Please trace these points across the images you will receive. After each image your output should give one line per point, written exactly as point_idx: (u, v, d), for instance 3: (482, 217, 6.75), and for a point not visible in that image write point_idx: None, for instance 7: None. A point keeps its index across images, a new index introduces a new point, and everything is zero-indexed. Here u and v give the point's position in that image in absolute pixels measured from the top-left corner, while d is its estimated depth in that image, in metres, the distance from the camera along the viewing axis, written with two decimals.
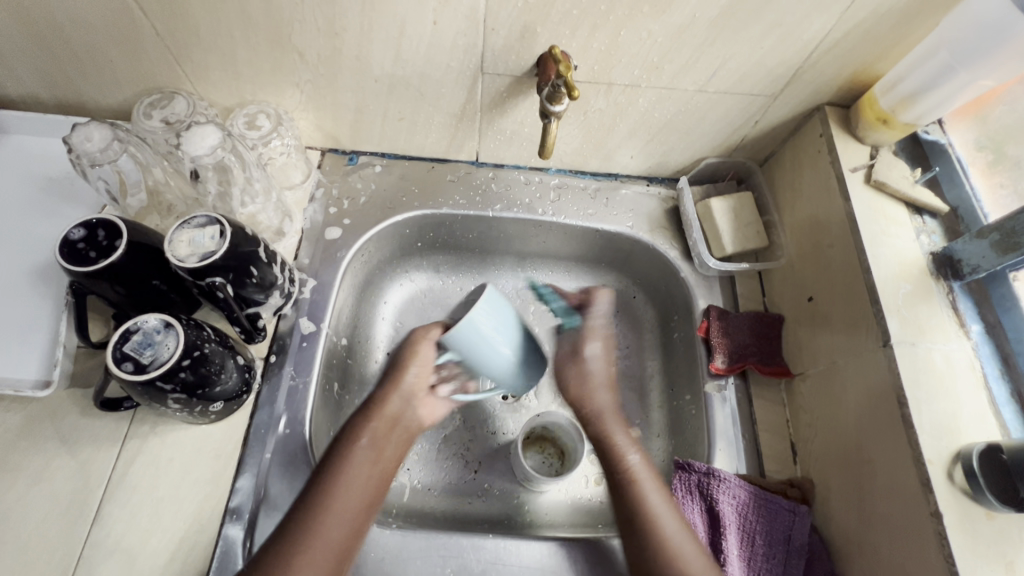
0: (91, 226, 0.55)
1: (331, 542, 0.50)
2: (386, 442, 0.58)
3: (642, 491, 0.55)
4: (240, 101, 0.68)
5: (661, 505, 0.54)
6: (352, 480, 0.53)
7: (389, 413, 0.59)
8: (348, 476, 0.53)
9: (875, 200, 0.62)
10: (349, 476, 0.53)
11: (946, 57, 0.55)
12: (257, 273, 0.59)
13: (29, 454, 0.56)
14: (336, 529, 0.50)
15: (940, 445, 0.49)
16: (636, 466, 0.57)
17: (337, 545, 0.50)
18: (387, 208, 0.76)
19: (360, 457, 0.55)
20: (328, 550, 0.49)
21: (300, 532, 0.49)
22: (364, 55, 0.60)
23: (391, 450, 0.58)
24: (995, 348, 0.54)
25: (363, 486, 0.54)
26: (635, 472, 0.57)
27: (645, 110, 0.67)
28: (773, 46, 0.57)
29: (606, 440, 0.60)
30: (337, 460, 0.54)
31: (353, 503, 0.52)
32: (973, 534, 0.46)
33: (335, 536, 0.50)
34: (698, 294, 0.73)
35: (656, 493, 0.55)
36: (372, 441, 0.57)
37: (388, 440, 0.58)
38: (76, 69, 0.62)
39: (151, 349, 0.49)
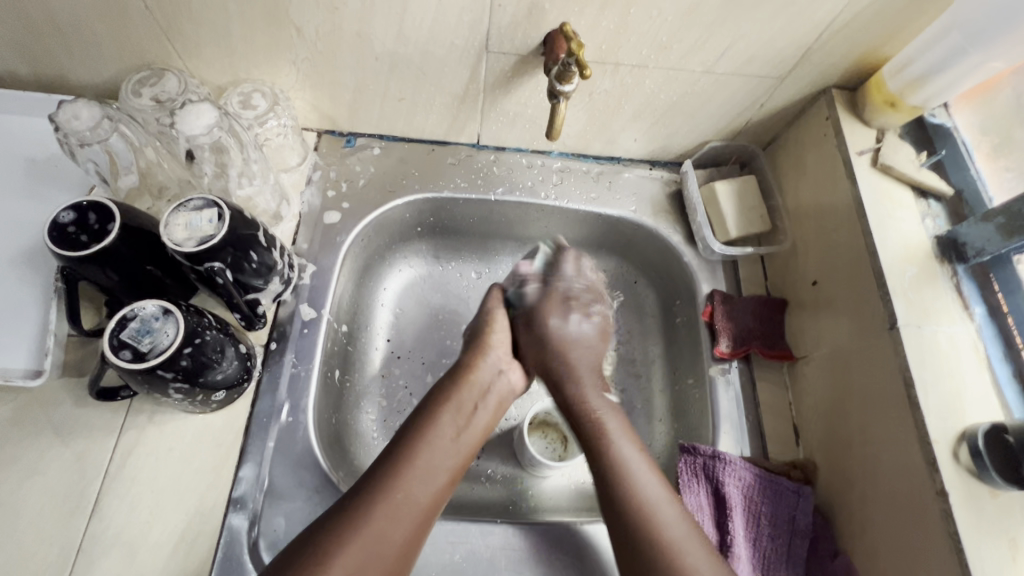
0: (81, 208, 0.52)
1: (416, 502, 0.50)
2: (474, 410, 0.59)
3: (641, 492, 0.52)
4: (233, 79, 0.65)
5: (669, 504, 0.52)
6: (439, 445, 0.54)
7: (480, 379, 0.60)
8: (436, 441, 0.54)
9: (881, 184, 0.62)
10: (436, 440, 0.54)
11: (957, 39, 0.54)
12: (257, 257, 0.57)
13: (23, 445, 0.55)
14: (421, 491, 0.50)
15: (946, 425, 0.50)
16: (631, 465, 0.55)
17: (420, 508, 0.50)
18: (387, 191, 0.74)
19: (450, 423, 0.56)
20: (412, 510, 0.49)
21: (386, 488, 0.49)
22: (365, 31, 0.58)
23: (482, 418, 0.59)
24: (998, 329, 0.55)
25: (449, 452, 0.54)
26: (631, 464, 0.55)
27: (652, 91, 0.66)
28: (785, 27, 0.56)
29: (602, 441, 0.57)
30: (427, 423, 0.55)
31: (440, 469, 0.53)
32: (978, 511, 0.47)
33: (420, 497, 0.50)
34: (701, 278, 0.73)
35: (659, 494, 0.53)
36: (460, 408, 0.57)
37: (477, 409, 0.58)
38: (58, 43, 0.59)
39: (150, 336, 0.48)
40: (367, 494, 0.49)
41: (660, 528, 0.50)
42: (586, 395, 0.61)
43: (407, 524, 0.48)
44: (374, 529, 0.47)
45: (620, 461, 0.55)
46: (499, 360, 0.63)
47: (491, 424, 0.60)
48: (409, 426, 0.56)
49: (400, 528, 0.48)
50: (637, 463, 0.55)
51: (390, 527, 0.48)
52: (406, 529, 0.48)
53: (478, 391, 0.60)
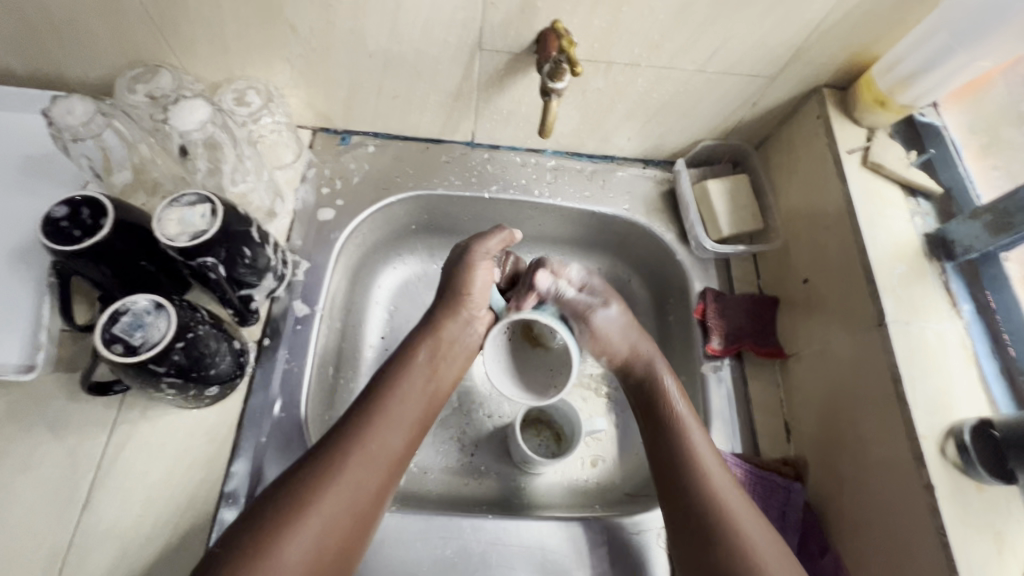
0: (75, 204, 0.53)
1: (388, 449, 0.53)
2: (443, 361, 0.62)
3: (703, 466, 0.54)
4: (227, 76, 0.65)
5: (718, 472, 0.54)
6: (408, 396, 0.57)
7: (449, 332, 0.63)
8: (405, 392, 0.57)
9: (870, 182, 0.62)
10: (406, 392, 0.57)
11: (945, 38, 0.55)
12: (250, 253, 0.57)
13: (15, 439, 0.55)
14: (390, 439, 0.53)
15: (934, 421, 0.50)
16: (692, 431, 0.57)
17: (392, 453, 0.53)
18: (381, 189, 0.74)
19: (420, 373, 0.59)
20: (384, 458, 0.52)
21: (358, 436, 0.52)
22: (358, 28, 0.59)
23: (449, 372, 0.62)
24: (986, 326, 0.55)
25: (417, 402, 0.57)
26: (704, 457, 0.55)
27: (644, 90, 0.67)
28: (775, 26, 0.57)
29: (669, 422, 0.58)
30: (395, 374, 0.58)
31: (407, 420, 0.56)
32: (963, 505, 0.47)
33: (392, 444, 0.53)
34: (694, 276, 0.73)
35: (722, 477, 0.54)
36: (427, 361, 0.61)
37: (445, 360, 0.62)
38: (53, 39, 0.59)
39: (142, 330, 0.48)
40: (337, 443, 0.51)
41: (718, 500, 0.52)
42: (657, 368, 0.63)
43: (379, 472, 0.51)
44: (352, 474, 0.49)
45: (682, 440, 0.56)
46: (471, 316, 0.65)
47: (456, 374, 0.64)
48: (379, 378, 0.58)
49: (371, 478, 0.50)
50: (709, 458, 0.55)
51: (365, 475, 0.50)
52: (379, 477, 0.51)
53: (446, 346, 0.63)
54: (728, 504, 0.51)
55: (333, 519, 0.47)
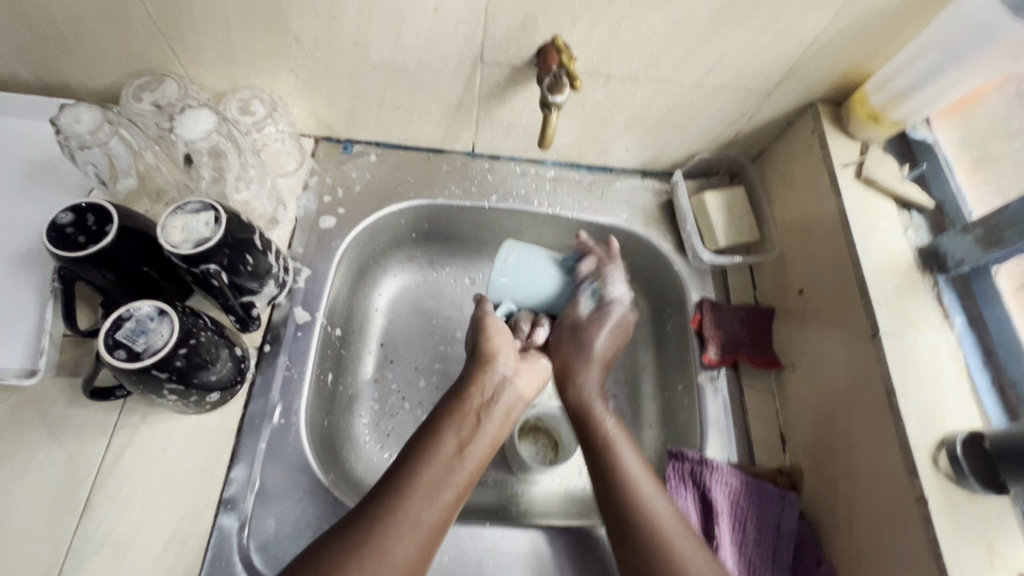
0: (80, 210, 0.53)
1: (425, 519, 0.49)
2: (483, 419, 0.58)
3: (637, 489, 0.55)
4: (232, 86, 0.66)
5: (659, 504, 0.55)
6: (443, 460, 0.53)
7: (485, 388, 0.60)
8: (440, 456, 0.53)
9: (864, 196, 0.63)
10: (439, 456, 0.53)
11: (935, 56, 0.56)
12: (252, 260, 0.58)
13: (15, 443, 0.55)
14: (423, 510, 0.49)
15: (926, 432, 0.51)
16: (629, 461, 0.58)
17: (425, 527, 0.49)
18: (382, 198, 0.75)
19: (455, 437, 0.55)
20: (420, 528, 0.49)
21: (387, 509, 0.49)
22: (362, 40, 0.60)
23: (487, 431, 0.58)
24: (977, 339, 0.56)
25: (454, 467, 0.53)
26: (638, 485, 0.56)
27: (642, 103, 0.68)
28: (771, 42, 0.58)
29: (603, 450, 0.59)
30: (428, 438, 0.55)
31: (444, 486, 0.52)
32: (955, 517, 0.47)
33: (426, 515, 0.49)
34: (691, 286, 0.74)
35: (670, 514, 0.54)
36: (463, 422, 0.57)
37: (480, 422, 0.58)
38: (60, 47, 0.60)
39: (145, 336, 0.48)
40: (364, 517, 0.48)
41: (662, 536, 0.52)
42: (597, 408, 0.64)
43: (416, 543, 0.48)
44: (379, 553, 0.46)
45: (622, 470, 0.57)
46: (505, 368, 0.62)
47: (500, 437, 0.59)
48: (415, 442, 0.55)
49: (406, 551, 0.47)
50: (637, 470, 0.57)
51: (396, 546, 0.47)
52: (415, 547, 0.48)
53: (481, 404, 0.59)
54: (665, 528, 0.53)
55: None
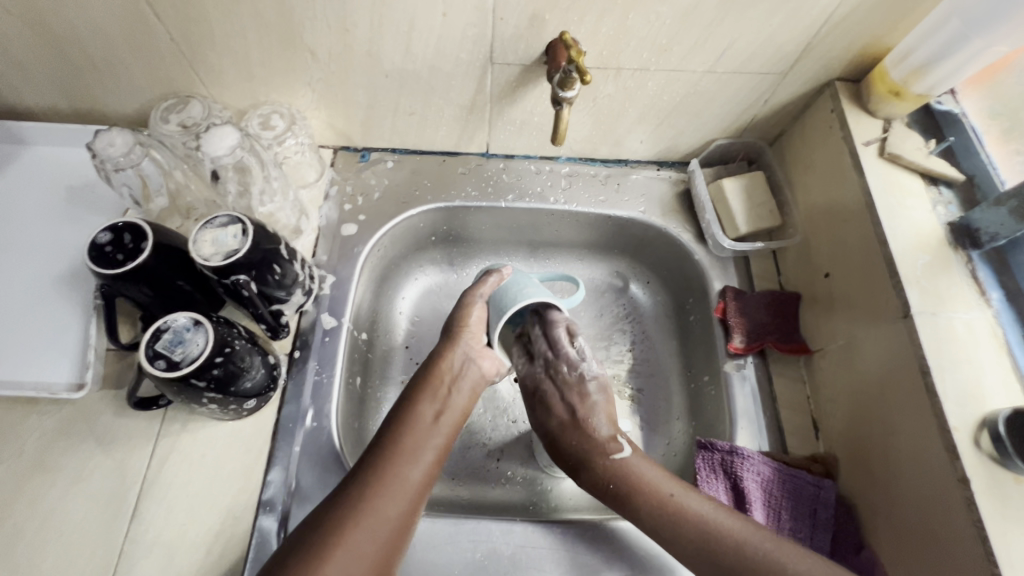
0: (117, 229, 0.56)
1: (409, 483, 0.51)
2: (450, 394, 0.60)
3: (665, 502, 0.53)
4: (253, 103, 0.69)
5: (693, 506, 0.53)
6: (421, 428, 0.56)
7: (448, 369, 0.61)
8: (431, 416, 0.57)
9: (889, 173, 0.61)
10: (415, 428, 0.55)
11: (957, 25, 0.54)
12: (280, 270, 0.60)
13: (68, 454, 0.58)
14: (412, 472, 0.52)
15: (965, 412, 0.49)
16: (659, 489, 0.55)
17: (410, 489, 0.51)
18: (401, 203, 0.76)
19: (428, 407, 0.58)
20: (405, 492, 0.50)
21: (372, 475, 0.50)
22: (375, 50, 0.61)
23: (459, 400, 0.60)
24: (1017, 315, 0.54)
25: (434, 435, 0.56)
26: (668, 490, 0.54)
27: (655, 93, 0.67)
28: (783, 23, 0.57)
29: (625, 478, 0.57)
30: (402, 420, 0.56)
31: (424, 449, 0.54)
32: (1002, 499, 0.46)
33: (413, 477, 0.51)
34: (713, 275, 0.73)
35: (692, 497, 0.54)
36: (435, 393, 0.59)
37: (452, 390, 0.60)
38: (92, 76, 0.63)
39: (182, 346, 0.51)
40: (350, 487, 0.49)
41: (700, 534, 0.51)
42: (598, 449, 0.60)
43: (397, 506, 0.49)
44: (363, 518, 0.47)
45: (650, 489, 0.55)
46: (470, 349, 0.63)
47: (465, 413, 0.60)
48: (387, 424, 0.56)
49: (387, 518, 0.48)
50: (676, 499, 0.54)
51: (382, 504, 0.48)
52: (399, 508, 0.49)
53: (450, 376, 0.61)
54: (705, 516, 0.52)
55: (355, 559, 0.44)
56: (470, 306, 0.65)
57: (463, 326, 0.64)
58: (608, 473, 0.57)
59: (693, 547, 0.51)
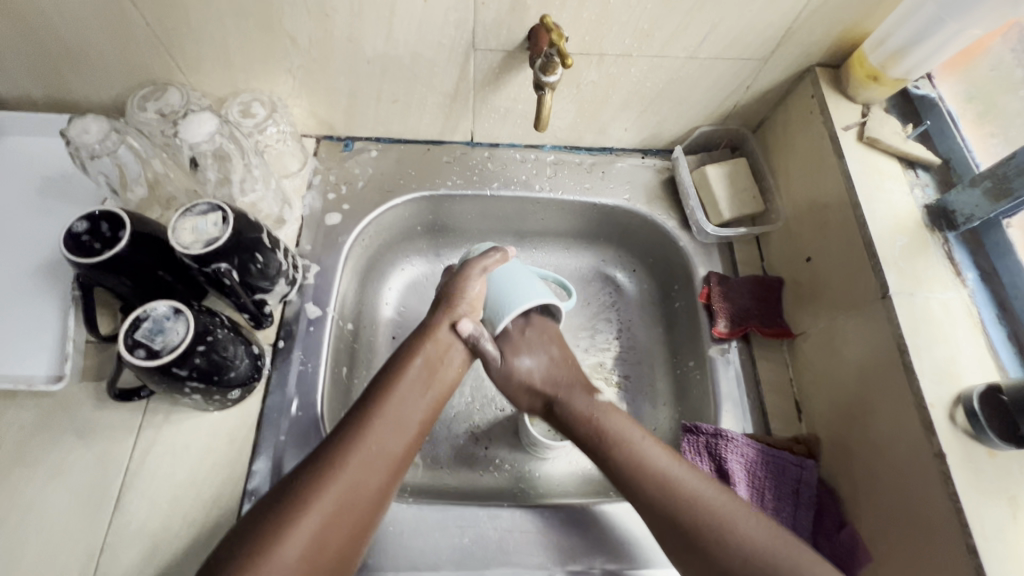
0: (94, 218, 0.55)
1: (388, 452, 0.52)
2: (440, 364, 0.60)
3: (667, 477, 0.54)
4: (233, 90, 0.68)
5: (677, 467, 0.54)
6: (406, 396, 0.56)
7: (442, 339, 0.61)
8: (412, 379, 0.57)
9: (867, 157, 0.62)
10: (397, 398, 0.55)
11: (932, 9, 0.55)
12: (262, 259, 0.59)
13: (46, 447, 0.57)
14: (389, 441, 0.52)
15: (941, 389, 0.50)
16: (656, 456, 0.55)
17: (392, 461, 0.52)
18: (385, 192, 0.76)
19: (416, 373, 0.58)
20: (384, 461, 0.51)
21: (353, 440, 0.51)
22: (356, 36, 0.61)
23: (451, 371, 0.61)
24: (991, 294, 0.55)
25: (417, 405, 0.56)
26: (659, 461, 0.55)
27: (638, 79, 0.67)
28: (763, 8, 0.58)
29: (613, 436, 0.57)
30: (387, 386, 0.56)
31: (408, 420, 0.55)
32: (976, 472, 0.47)
33: (391, 449, 0.52)
34: (697, 261, 0.74)
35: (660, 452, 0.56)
36: (426, 360, 0.59)
37: (445, 361, 0.60)
38: (66, 64, 0.62)
39: (162, 335, 0.50)
40: (331, 450, 0.50)
41: (685, 498, 0.52)
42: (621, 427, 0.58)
43: (376, 474, 0.50)
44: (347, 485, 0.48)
45: (644, 456, 0.55)
46: (471, 320, 0.63)
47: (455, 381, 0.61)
48: (373, 389, 0.56)
49: (367, 488, 0.49)
50: (672, 467, 0.54)
51: (365, 476, 0.50)
52: (380, 477, 0.50)
53: (445, 347, 0.61)
54: (660, 465, 0.54)
55: (328, 524, 0.46)
56: (467, 280, 0.63)
57: (456, 299, 0.62)
58: (585, 412, 0.60)
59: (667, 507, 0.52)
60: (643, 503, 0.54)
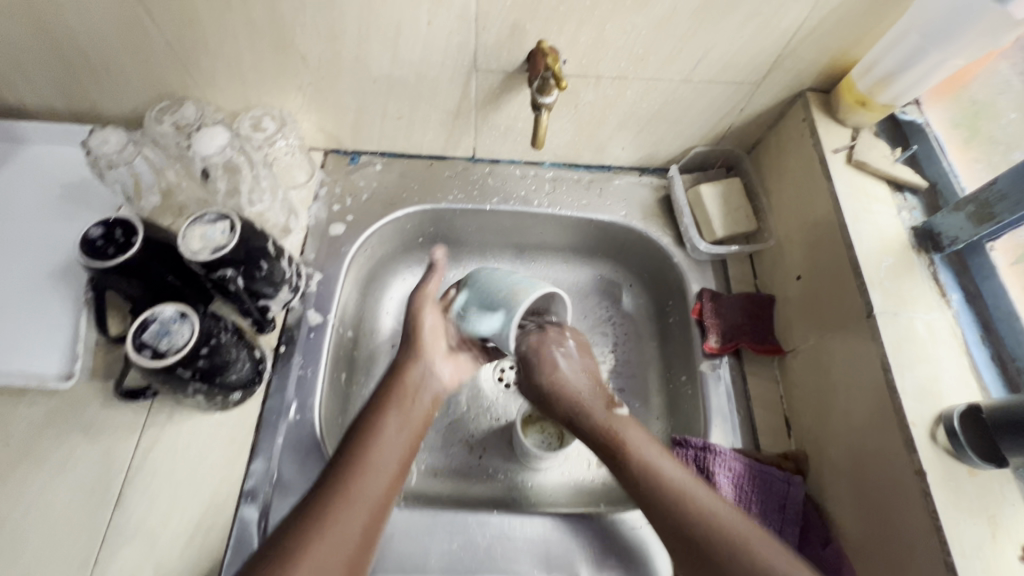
0: (109, 224, 0.57)
1: (369, 497, 0.52)
2: (414, 409, 0.61)
3: (665, 480, 0.55)
4: (245, 105, 0.71)
5: (673, 470, 0.56)
6: (387, 439, 0.57)
7: (413, 380, 0.63)
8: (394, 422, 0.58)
9: (856, 179, 0.64)
10: (380, 446, 0.56)
11: (916, 39, 0.57)
12: (267, 266, 0.62)
13: (54, 443, 0.59)
14: (372, 483, 0.53)
15: (923, 408, 0.51)
16: (659, 463, 0.57)
17: (374, 503, 0.52)
18: (388, 204, 0.78)
19: (393, 419, 0.58)
20: (365, 505, 0.51)
21: (339, 484, 0.52)
22: (363, 57, 0.64)
23: (422, 408, 0.62)
24: (976, 316, 0.56)
25: (397, 447, 0.57)
26: (661, 467, 0.56)
27: (634, 101, 0.70)
28: (753, 35, 0.60)
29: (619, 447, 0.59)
30: (364, 436, 0.56)
31: (387, 462, 0.55)
32: (956, 491, 0.47)
33: (373, 492, 0.52)
34: (691, 278, 0.75)
35: (668, 465, 0.56)
36: (401, 405, 0.60)
37: (416, 402, 0.62)
38: (90, 78, 0.65)
39: (168, 336, 0.52)
40: (312, 501, 0.50)
41: (686, 497, 0.53)
42: (637, 446, 0.59)
43: (359, 518, 0.50)
44: (328, 533, 0.48)
45: (644, 466, 0.57)
46: (427, 362, 0.65)
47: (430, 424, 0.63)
48: (350, 436, 0.57)
49: (349, 534, 0.49)
50: (677, 476, 0.55)
51: (346, 522, 0.49)
52: (363, 522, 0.50)
53: (412, 390, 0.62)
54: (662, 471, 0.56)
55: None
56: (421, 312, 0.68)
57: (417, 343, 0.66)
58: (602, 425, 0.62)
59: (666, 511, 0.53)
60: (653, 512, 0.54)
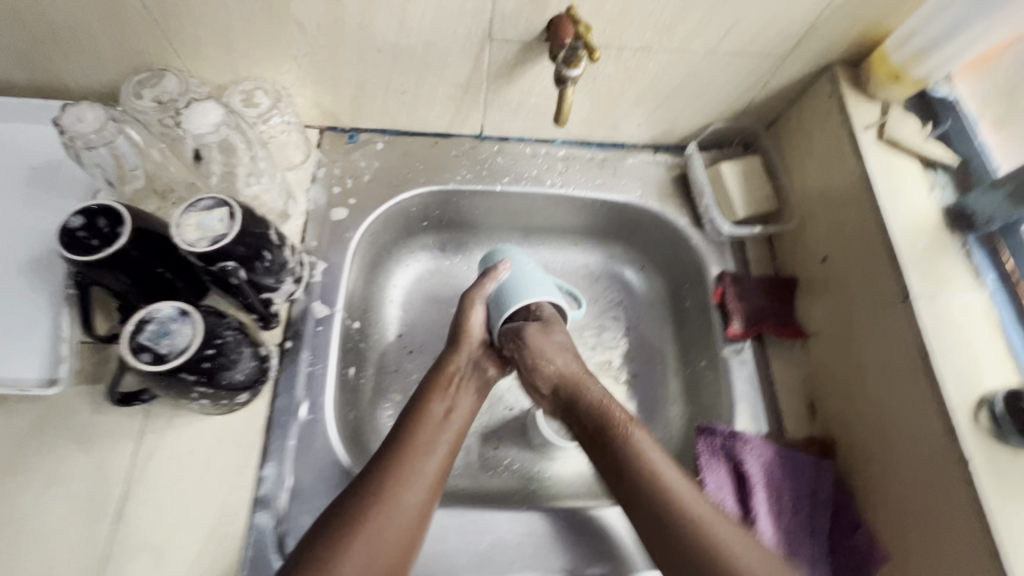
0: (90, 213, 0.51)
1: (425, 475, 0.51)
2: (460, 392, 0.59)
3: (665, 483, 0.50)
4: (234, 78, 0.65)
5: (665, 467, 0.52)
6: (432, 421, 0.55)
7: (455, 369, 0.60)
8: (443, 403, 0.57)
9: (888, 157, 0.62)
10: (428, 427, 0.55)
11: (959, 9, 0.54)
12: (270, 256, 0.57)
13: (42, 453, 0.54)
14: (426, 463, 0.52)
15: (964, 392, 0.50)
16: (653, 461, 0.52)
17: (429, 481, 0.51)
18: (392, 186, 0.73)
19: (440, 402, 0.57)
20: (422, 483, 0.51)
21: (391, 470, 0.50)
22: (367, 25, 0.58)
23: (467, 396, 0.59)
24: (1009, 297, 0.55)
25: (446, 430, 0.55)
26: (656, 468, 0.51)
27: (655, 74, 0.66)
28: (788, 3, 0.57)
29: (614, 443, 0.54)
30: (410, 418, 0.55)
31: (438, 442, 0.54)
32: (998, 476, 0.47)
33: (429, 471, 0.51)
34: (710, 260, 0.73)
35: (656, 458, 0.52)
36: (447, 388, 0.59)
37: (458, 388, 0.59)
38: (56, 47, 0.58)
39: (169, 337, 0.47)
40: (370, 480, 0.49)
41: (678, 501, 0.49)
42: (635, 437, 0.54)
43: (416, 496, 0.50)
44: (387, 508, 0.48)
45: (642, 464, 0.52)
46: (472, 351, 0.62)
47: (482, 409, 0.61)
48: (399, 421, 0.56)
49: (408, 509, 0.49)
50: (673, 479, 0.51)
51: (402, 497, 0.49)
52: (420, 498, 0.50)
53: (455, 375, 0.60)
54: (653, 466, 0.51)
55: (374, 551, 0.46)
56: (471, 309, 0.63)
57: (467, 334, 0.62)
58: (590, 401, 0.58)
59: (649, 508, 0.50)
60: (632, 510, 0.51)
